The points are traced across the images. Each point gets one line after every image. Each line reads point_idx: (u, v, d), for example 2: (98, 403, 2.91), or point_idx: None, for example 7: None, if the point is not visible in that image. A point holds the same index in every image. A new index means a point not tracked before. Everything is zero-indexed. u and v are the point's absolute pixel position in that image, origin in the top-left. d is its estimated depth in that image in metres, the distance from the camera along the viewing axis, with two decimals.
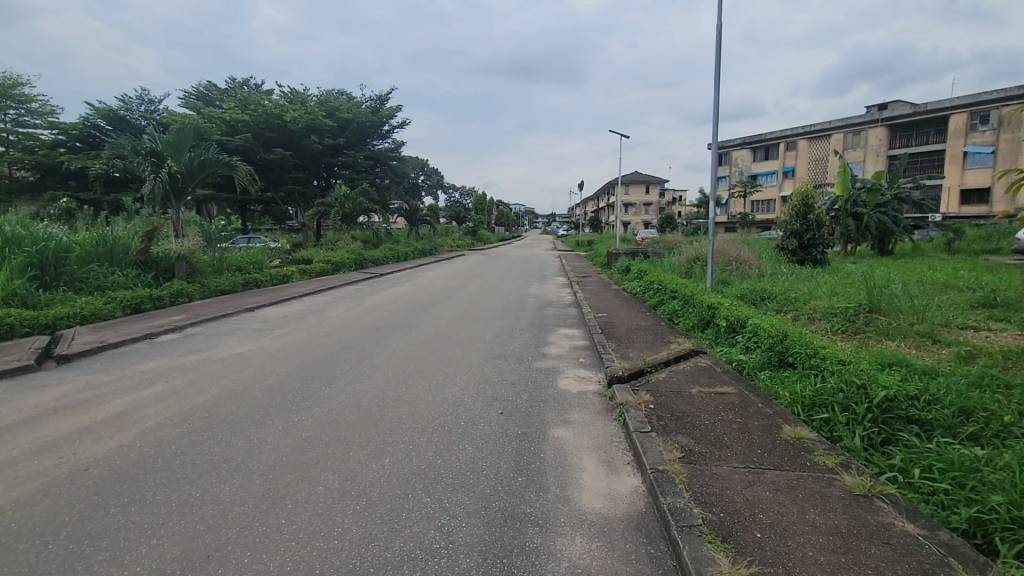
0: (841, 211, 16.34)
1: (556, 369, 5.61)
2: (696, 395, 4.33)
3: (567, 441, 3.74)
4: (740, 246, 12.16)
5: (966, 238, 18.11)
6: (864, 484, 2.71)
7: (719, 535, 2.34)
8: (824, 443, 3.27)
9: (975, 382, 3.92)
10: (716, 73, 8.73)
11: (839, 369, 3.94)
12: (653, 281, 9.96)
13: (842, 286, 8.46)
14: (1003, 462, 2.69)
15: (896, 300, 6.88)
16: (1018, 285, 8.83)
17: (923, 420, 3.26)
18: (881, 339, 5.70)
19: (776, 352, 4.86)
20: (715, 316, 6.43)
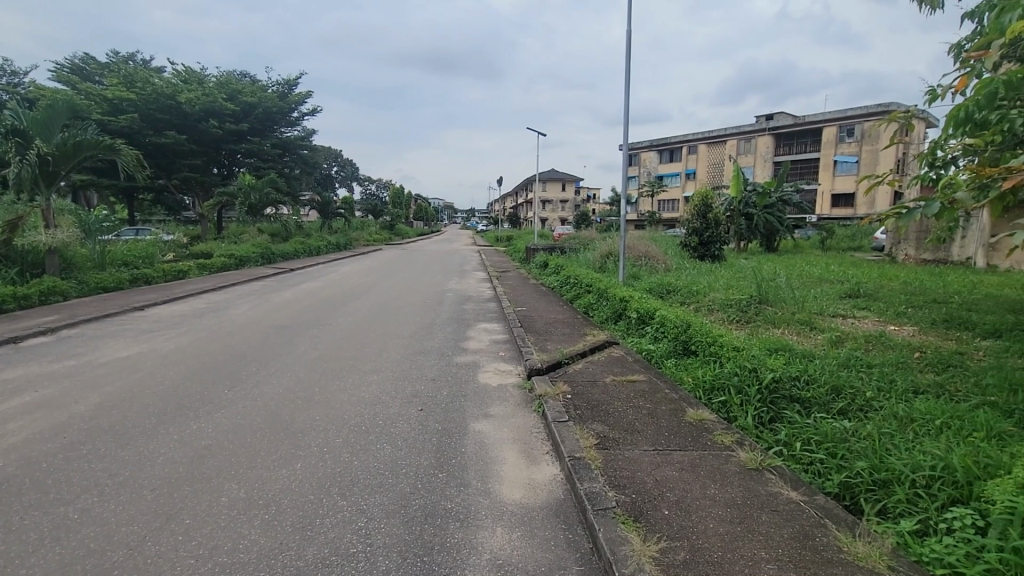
0: (736, 211, 17.88)
1: (476, 364, 5.62)
2: (609, 383, 4.55)
3: (487, 434, 3.78)
4: (649, 243, 12.93)
5: (836, 237, 20.54)
6: (756, 458, 3.00)
7: (631, 515, 2.49)
8: (722, 423, 3.57)
9: (843, 363, 4.48)
10: (627, 77, 9.15)
11: (734, 355, 4.33)
12: (568, 276, 10.29)
13: (736, 280, 9.28)
14: (865, 432, 3.10)
15: (781, 293, 7.64)
16: (877, 278, 10.16)
17: (803, 399, 3.66)
18: (769, 327, 6.31)
19: (680, 341, 5.23)
20: (627, 309, 6.79)
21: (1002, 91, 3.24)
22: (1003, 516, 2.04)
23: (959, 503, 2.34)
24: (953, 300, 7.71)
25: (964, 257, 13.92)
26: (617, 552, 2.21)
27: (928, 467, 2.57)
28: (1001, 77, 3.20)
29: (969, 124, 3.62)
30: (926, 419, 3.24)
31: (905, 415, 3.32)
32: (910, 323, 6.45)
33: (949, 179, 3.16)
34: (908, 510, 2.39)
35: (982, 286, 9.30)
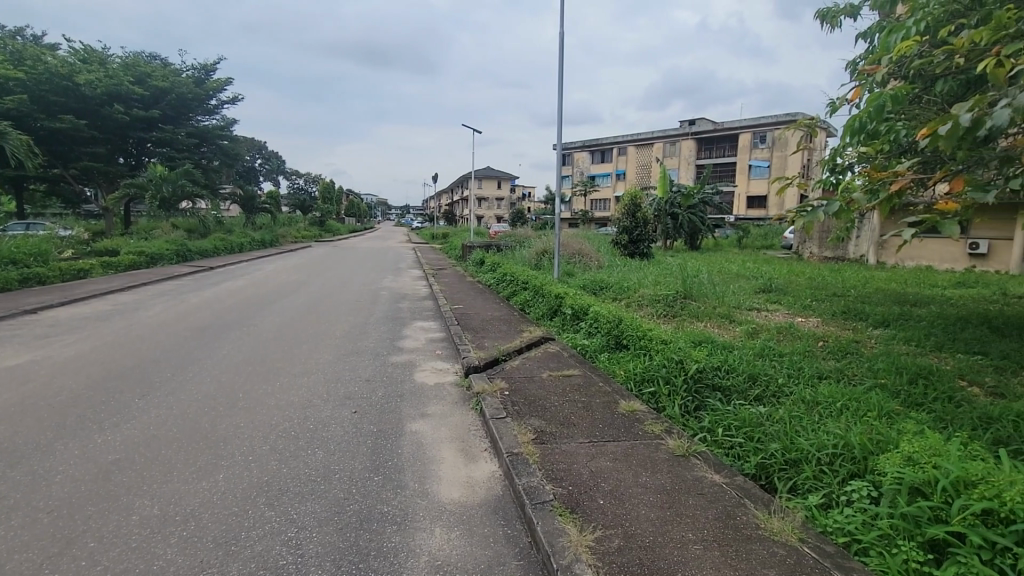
0: (662, 211, 18.76)
1: (412, 363, 5.53)
2: (546, 378, 4.64)
3: (425, 434, 3.73)
4: (582, 241, 13.28)
5: (751, 236, 22.09)
6: (683, 445, 3.17)
7: (568, 507, 2.56)
8: (652, 413, 3.75)
9: (759, 352, 4.83)
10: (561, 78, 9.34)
11: (662, 347, 4.55)
12: (505, 273, 10.36)
13: (663, 276, 9.75)
14: (779, 416, 3.37)
15: (704, 289, 8.12)
16: (786, 274, 11.04)
17: (724, 387, 3.91)
18: (693, 320, 6.68)
19: (613, 335, 5.41)
20: (562, 305, 6.93)
21: (890, 104, 3.63)
22: (892, 486, 2.30)
23: (857, 476, 2.61)
24: (851, 294, 8.53)
25: (858, 254, 15.49)
26: (555, 544, 2.27)
27: (831, 445, 2.84)
28: (888, 91, 3.59)
29: (863, 133, 4.02)
30: (830, 402, 3.57)
31: (812, 398, 3.64)
32: (814, 314, 7.06)
33: (845, 184, 3.48)
34: (815, 485, 2.63)
35: (874, 280, 10.36)
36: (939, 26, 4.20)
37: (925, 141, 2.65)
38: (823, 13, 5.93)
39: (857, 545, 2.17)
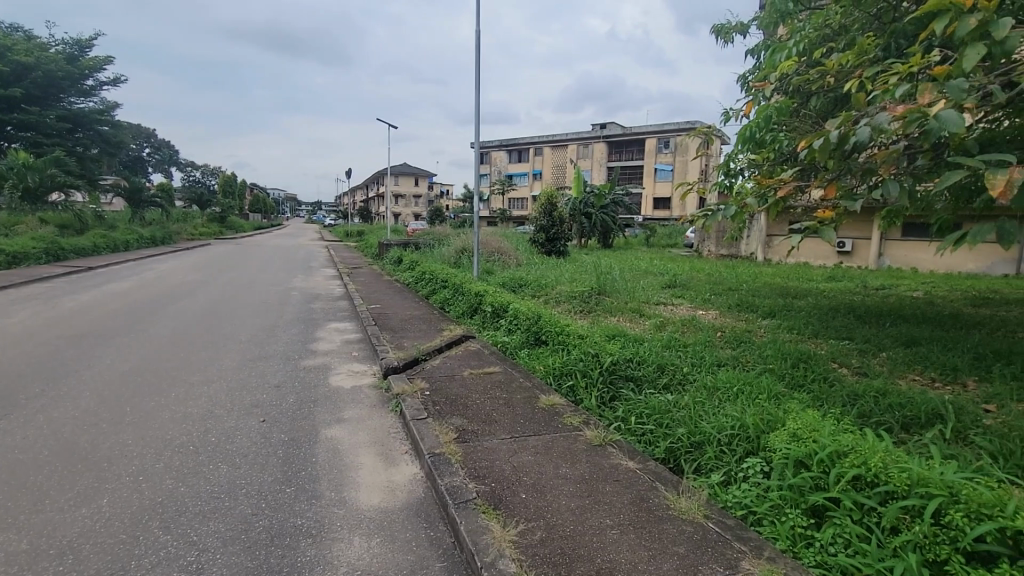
0: (577, 211, 19.43)
1: (327, 367, 5.28)
2: (468, 377, 4.64)
3: (341, 440, 3.59)
4: (501, 239, 13.42)
5: (657, 235, 23.52)
6: (600, 435, 3.32)
7: (491, 503, 2.59)
8: (570, 406, 3.89)
9: (666, 344, 5.17)
10: (479, 76, 9.34)
11: (579, 342, 4.72)
12: (423, 272, 10.20)
13: (578, 273, 10.11)
14: (684, 402, 3.63)
15: (616, 285, 8.53)
16: (689, 271, 11.90)
17: (636, 377, 4.14)
18: (607, 315, 6.99)
19: (532, 331, 5.54)
20: (482, 303, 6.96)
21: (775, 115, 4.03)
22: (780, 461, 2.57)
23: (752, 454, 2.88)
24: (744, 288, 9.36)
25: (749, 252, 17.02)
26: (479, 542, 2.28)
27: (730, 426, 3.10)
28: (773, 104, 3.98)
29: (753, 142, 4.42)
30: (727, 386, 3.91)
31: (712, 384, 3.96)
32: (713, 307, 7.67)
33: (739, 189, 3.81)
34: (716, 465, 2.88)
35: (763, 276, 11.46)
36: (814, 48, 4.71)
37: (803, 153, 2.97)
38: (719, 29, 6.44)
39: (752, 516, 2.41)
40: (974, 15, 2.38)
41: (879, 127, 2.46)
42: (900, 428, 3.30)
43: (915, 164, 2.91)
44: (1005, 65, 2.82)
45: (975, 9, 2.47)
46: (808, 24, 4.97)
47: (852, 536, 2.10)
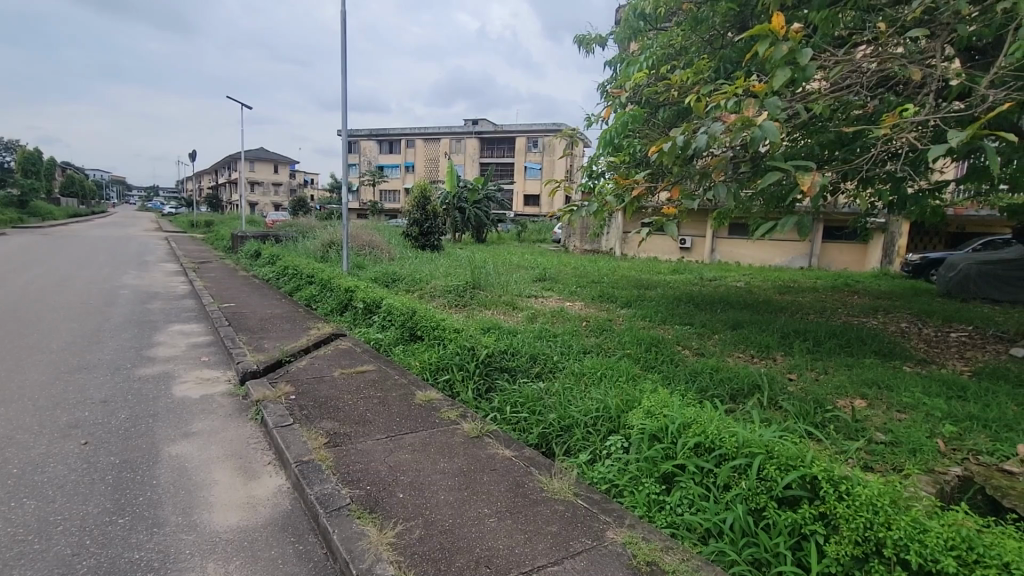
0: (451, 205, 19.41)
1: (169, 375, 4.65)
2: (338, 377, 4.41)
3: (190, 457, 3.20)
4: (372, 232, 12.90)
5: (528, 230, 24.47)
6: (477, 427, 3.38)
7: (366, 507, 2.50)
8: (447, 400, 3.89)
9: (537, 335, 5.41)
10: (344, 59, 8.84)
11: (454, 335, 4.75)
12: (285, 267, 9.43)
13: (452, 267, 10.12)
14: (555, 389, 3.84)
15: (490, 278, 8.71)
16: (557, 265, 12.57)
17: (510, 367, 4.29)
18: (481, 309, 7.11)
19: (407, 327, 5.43)
20: (353, 299, 6.65)
21: (630, 122, 4.42)
22: (638, 436, 2.85)
23: (613, 432, 3.15)
24: (605, 281, 10.15)
25: (609, 248, 18.48)
26: (354, 549, 2.19)
27: (595, 409, 3.35)
28: (629, 112, 4.35)
29: (612, 145, 4.79)
30: (592, 371, 4.22)
31: (579, 370, 4.24)
32: (579, 299, 8.21)
33: (600, 188, 4.11)
34: (583, 445, 3.11)
35: (621, 269, 12.53)
36: (661, 64, 5.23)
37: (654, 156, 3.29)
38: (581, 38, 6.86)
39: (615, 489, 2.66)
40: (784, 43, 2.83)
41: (714, 136, 2.81)
42: (729, 399, 3.86)
43: (739, 171, 3.38)
44: (804, 92, 3.39)
45: (784, 40, 2.93)
46: (656, 42, 5.51)
47: (694, 495, 2.41)
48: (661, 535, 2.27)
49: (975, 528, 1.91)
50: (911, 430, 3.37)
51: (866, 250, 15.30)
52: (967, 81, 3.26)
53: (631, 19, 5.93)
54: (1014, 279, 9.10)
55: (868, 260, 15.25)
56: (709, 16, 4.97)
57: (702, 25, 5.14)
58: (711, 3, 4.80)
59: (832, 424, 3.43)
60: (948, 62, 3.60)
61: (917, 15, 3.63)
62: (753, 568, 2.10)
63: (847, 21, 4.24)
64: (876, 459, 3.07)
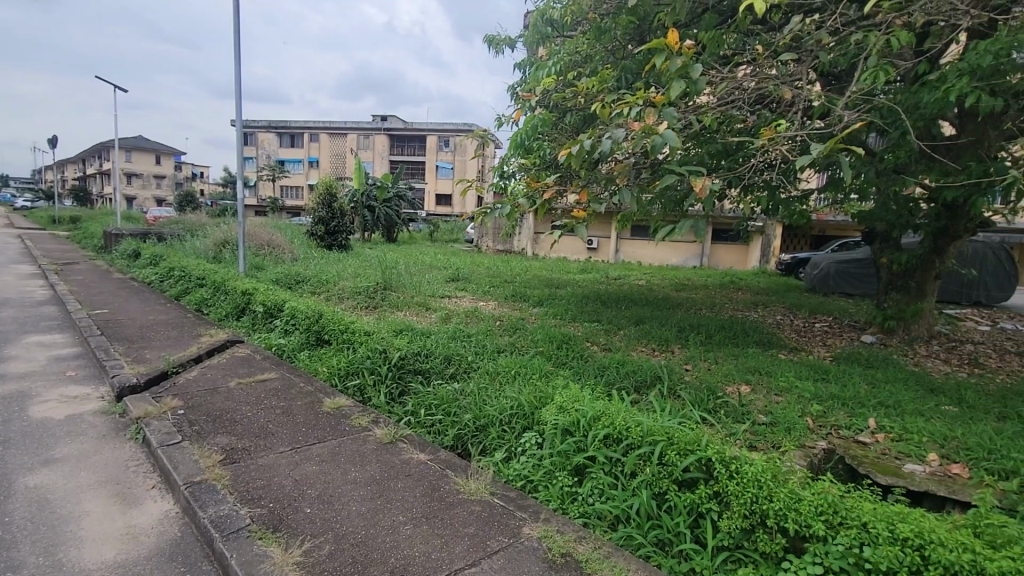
0: (359, 203, 18.70)
1: (25, 394, 4.02)
2: (235, 388, 4.07)
3: (53, 487, 2.79)
4: (273, 230, 12.08)
5: (440, 230, 24.25)
6: (390, 432, 3.28)
7: (269, 527, 2.33)
8: (358, 406, 3.74)
9: (451, 335, 5.37)
10: (237, 44, 8.18)
11: (365, 338, 4.58)
12: (171, 268, 8.54)
13: (362, 268, 9.76)
14: (470, 389, 3.82)
15: (402, 279, 8.51)
16: (470, 265, 12.58)
17: (424, 369, 4.22)
18: (393, 310, 6.92)
19: (312, 332, 5.15)
20: (251, 303, 6.18)
21: (539, 125, 4.53)
22: (551, 432, 2.92)
23: (527, 428, 3.21)
24: (518, 280, 10.32)
25: (521, 248, 18.83)
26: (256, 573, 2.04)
27: (509, 406, 3.39)
28: (538, 115, 4.45)
29: (523, 147, 4.85)
30: (507, 370, 4.26)
31: (493, 369, 4.27)
32: (492, 299, 8.27)
33: (511, 190, 4.15)
34: (499, 443, 3.15)
35: (533, 269, 12.82)
36: (567, 70, 5.40)
37: (563, 160, 3.38)
38: (490, 39, 6.90)
39: (529, 484, 2.71)
40: (679, 57, 3.04)
41: (618, 141, 2.95)
42: (634, 390, 4.09)
43: (641, 175, 3.58)
44: (696, 105, 3.67)
45: (679, 55, 3.15)
46: (562, 49, 5.69)
47: (604, 485, 2.53)
48: (574, 526, 2.35)
49: (839, 494, 2.18)
50: (786, 410, 3.78)
51: (748, 251, 16.87)
52: (828, 102, 3.72)
53: (539, 24, 6.08)
54: (861, 276, 10.51)
55: (750, 260, 16.84)
56: (611, 27, 5.22)
57: (605, 35, 5.38)
58: (613, 15, 5.05)
59: (723, 409, 3.76)
60: (813, 85, 4.07)
61: (788, 40, 4.07)
62: (658, 549, 2.25)
63: (731, 42, 4.65)
64: (759, 438, 3.41)
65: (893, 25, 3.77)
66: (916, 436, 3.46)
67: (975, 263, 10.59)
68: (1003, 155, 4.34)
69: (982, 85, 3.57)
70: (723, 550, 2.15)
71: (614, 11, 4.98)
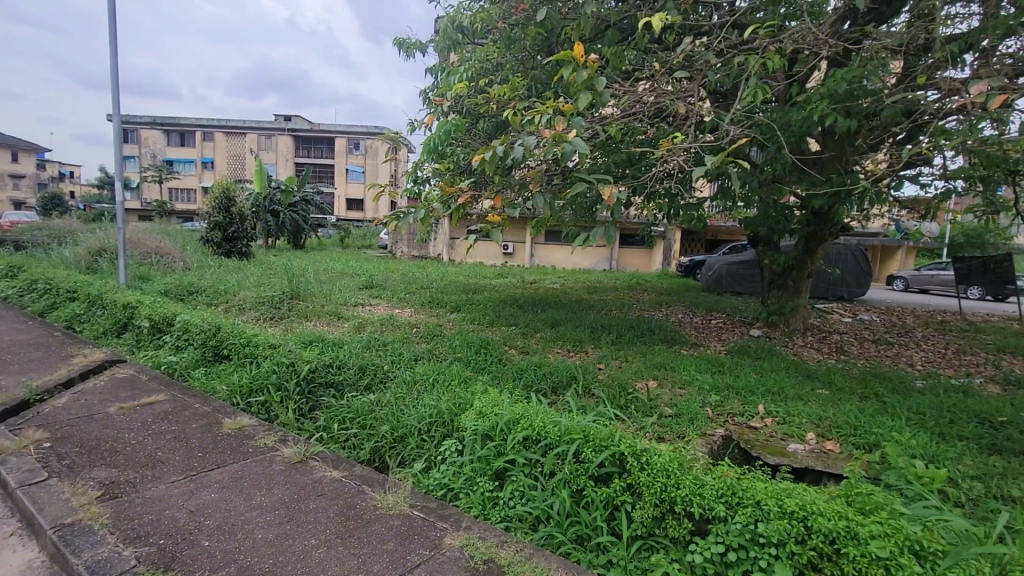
0: (261, 207, 17.52)
1: None
2: (116, 414, 3.63)
3: None
4: (160, 237, 10.96)
5: (352, 236, 23.37)
6: (299, 450, 3.09)
7: (159, 566, 2.10)
8: (262, 425, 3.49)
9: (365, 345, 5.18)
10: (113, 29, 7.35)
11: (270, 352, 4.29)
12: (32, 280, 7.46)
13: (266, 277, 9.13)
14: (385, 400, 3.70)
15: (310, 287, 8.08)
16: (384, 272, 12.23)
17: (337, 382, 4.04)
18: (301, 320, 6.55)
19: (209, 347, 4.74)
20: (135, 317, 5.56)
21: (452, 131, 4.52)
22: (471, 437, 2.91)
23: (446, 436, 3.17)
24: (434, 286, 10.21)
25: (437, 253, 18.66)
26: None
27: (427, 415, 3.32)
28: (451, 121, 4.44)
29: (436, 152, 4.80)
30: (424, 378, 4.18)
31: (410, 378, 4.17)
32: (408, 305, 8.10)
33: (425, 194, 4.09)
34: (418, 453, 3.08)
35: (449, 274, 12.73)
36: (478, 77, 5.44)
37: (476, 165, 3.39)
38: (400, 42, 6.79)
39: (450, 493, 2.68)
40: (585, 70, 3.19)
41: (530, 148, 3.02)
42: (551, 391, 4.19)
43: (553, 182, 3.68)
44: (602, 116, 3.85)
45: (586, 67, 3.30)
46: (474, 56, 5.72)
47: (524, 486, 2.56)
48: (495, 531, 2.35)
49: (736, 476, 2.36)
50: (689, 402, 4.06)
51: (651, 255, 17.98)
52: (717, 118, 4.06)
53: (450, 30, 6.07)
54: (750, 276, 11.57)
55: (653, 263, 17.96)
56: (521, 37, 5.34)
57: (515, 45, 5.50)
58: (522, 26, 5.18)
59: (633, 404, 3.96)
60: (704, 101, 4.44)
61: (681, 60, 4.40)
62: (577, 544, 2.31)
63: (632, 58, 4.93)
64: (666, 430, 3.62)
65: (769, 51, 4.22)
66: (797, 418, 3.85)
67: (838, 263, 12.05)
68: (858, 169, 5.00)
69: (840, 107, 4.08)
70: (637, 539, 2.26)
71: (523, 22, 5.10)
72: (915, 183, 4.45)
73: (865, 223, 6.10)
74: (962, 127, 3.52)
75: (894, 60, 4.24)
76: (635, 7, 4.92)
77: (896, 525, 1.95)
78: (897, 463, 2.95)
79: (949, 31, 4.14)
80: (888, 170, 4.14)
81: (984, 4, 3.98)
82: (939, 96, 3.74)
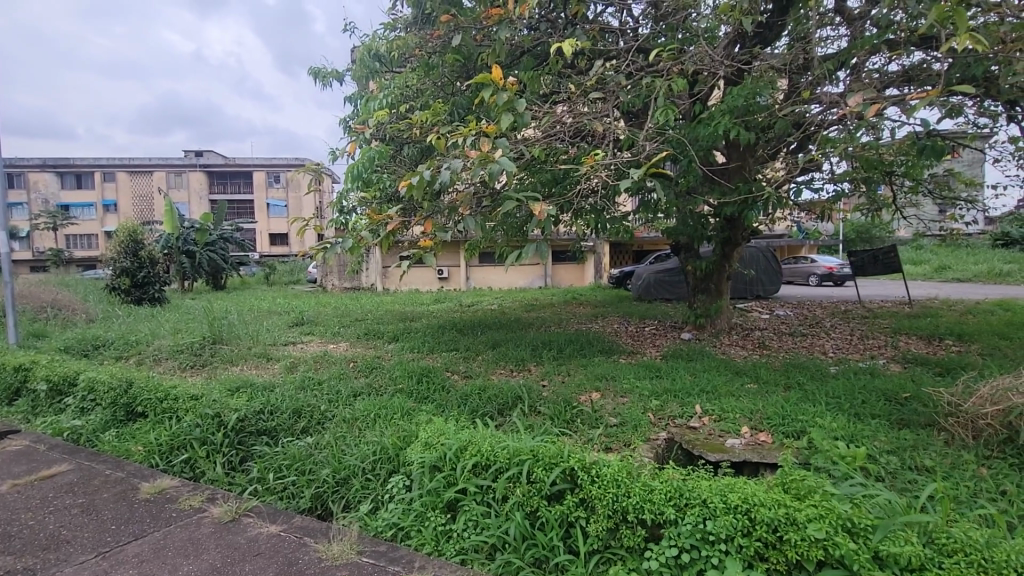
0: (174, 249, 16.36)
1: None
2: (7, 493, 3.18)
3: None
4: (57, 289, 9.93)
5: (278, 272, 22.31)
6: (230, 508, 2.85)
7: None
8: (187, 485, 3.19)
9: (298, 386, 4.90)
10: None
11: (192, 405, 3.96)
12: None
13: (184, 322, 8.50)
14: (325, 442, 3.50)
15: (235, 329, 7.58)
16: (316, 306, 11.76)
17: (270, 429, 3.78)
18: (227, 366, 6.13)
19: (121, 406, 4.30)
20: (29, 380, 4.96)
21: (376, 158, 4.45)
22: (419, 471, 2.80)
23: (393, 473, 3.04)
24: (369, 317, 9.92)
25: (370, 283, 18.19)
26: None
27: (371, 453, 3.18)
28: (374, 148, 4.37)
29: (361, 180, 4.69)
30: (364, 414, 4.01)
31: (351, 415, 3.98)
32: (343, 340, 7.79)
33: (353, 224, 3.96)
34: (363, 494, 2.94)
35: (385, 303, 12.44)
36: (399, 104, 5.42)
37: (404, 191, 3.34)
38: (316, 71, 6.66)
39: (401, 532, 2.57)
40: (504, 92, 3.27)
41: (456, 172, 3.03)
42: (498, 413, 4.16)
43: (484, 204, 3.70)
44: (524, 139, 3.94)
45: (505, 90, 3.38)
46: (393, 83, 5.65)
47: (477, 515, 2.51)
48: (452, 566, 2.28)
49: (682, 478, 2.42)
50: (631, 410, 4.15)
51: (583, 269, 18.49)
52: (633, 136, 4.27)
53: (367, 59, 6.01)
54: (675, 283, 12.17)
55: (586, 277, 18.49)
56: (438, 64, 5.41)
57: (433, 72, 5.54)
58: (439, 53, 5.25)
59: (579, 417, 3.99)
60: (618, 121, 4.67)
61: (594, 82, 4.62)
62: (536, 567, 2.28)
63: (548, 82, 5.11)
64: (612, 440, 3.68)
65: (672, 72, 4.53)
66: (732, 414, 4.04)
67: (752, 265, 12.95)
68: (761, 177, 5.42)
69: (740, 122, 4.42)
70: (594, 553, 2.26)
71: (440, 49, 5.17)
72: (810, 187, 4.89)
73: (771, 226, 6.62)
74: (843, 136, 3.93)
75: (781, 78, 4.68)
76: (547, 33, 5.14)
77: (829, 506, 2.07)
78: (822, 447, 3.17)
79: (823, 51, 4.64)
80: (786, 176, 4.52)
81: (850, 27, 4.52)
82: (822, 108, 4.15)
